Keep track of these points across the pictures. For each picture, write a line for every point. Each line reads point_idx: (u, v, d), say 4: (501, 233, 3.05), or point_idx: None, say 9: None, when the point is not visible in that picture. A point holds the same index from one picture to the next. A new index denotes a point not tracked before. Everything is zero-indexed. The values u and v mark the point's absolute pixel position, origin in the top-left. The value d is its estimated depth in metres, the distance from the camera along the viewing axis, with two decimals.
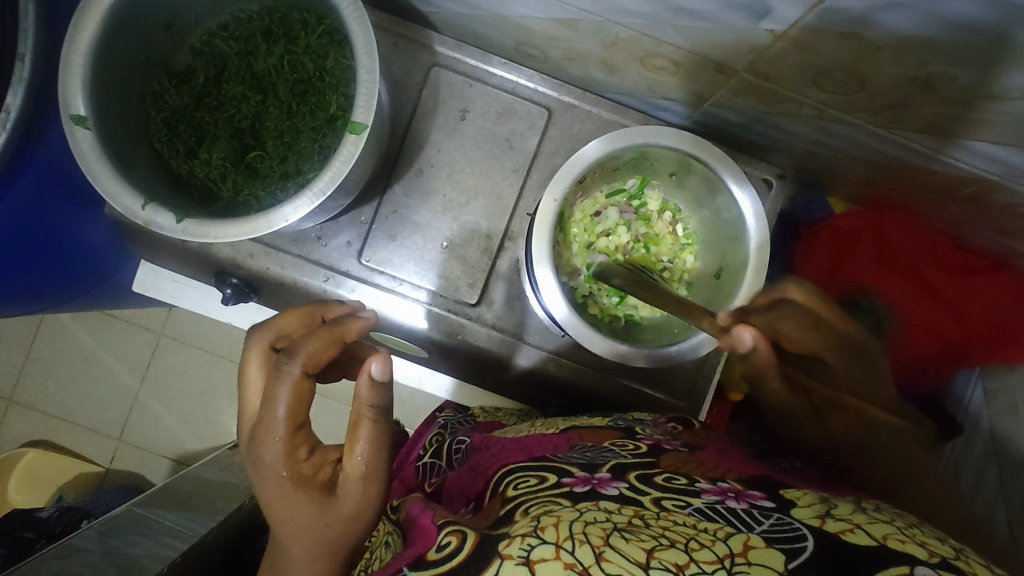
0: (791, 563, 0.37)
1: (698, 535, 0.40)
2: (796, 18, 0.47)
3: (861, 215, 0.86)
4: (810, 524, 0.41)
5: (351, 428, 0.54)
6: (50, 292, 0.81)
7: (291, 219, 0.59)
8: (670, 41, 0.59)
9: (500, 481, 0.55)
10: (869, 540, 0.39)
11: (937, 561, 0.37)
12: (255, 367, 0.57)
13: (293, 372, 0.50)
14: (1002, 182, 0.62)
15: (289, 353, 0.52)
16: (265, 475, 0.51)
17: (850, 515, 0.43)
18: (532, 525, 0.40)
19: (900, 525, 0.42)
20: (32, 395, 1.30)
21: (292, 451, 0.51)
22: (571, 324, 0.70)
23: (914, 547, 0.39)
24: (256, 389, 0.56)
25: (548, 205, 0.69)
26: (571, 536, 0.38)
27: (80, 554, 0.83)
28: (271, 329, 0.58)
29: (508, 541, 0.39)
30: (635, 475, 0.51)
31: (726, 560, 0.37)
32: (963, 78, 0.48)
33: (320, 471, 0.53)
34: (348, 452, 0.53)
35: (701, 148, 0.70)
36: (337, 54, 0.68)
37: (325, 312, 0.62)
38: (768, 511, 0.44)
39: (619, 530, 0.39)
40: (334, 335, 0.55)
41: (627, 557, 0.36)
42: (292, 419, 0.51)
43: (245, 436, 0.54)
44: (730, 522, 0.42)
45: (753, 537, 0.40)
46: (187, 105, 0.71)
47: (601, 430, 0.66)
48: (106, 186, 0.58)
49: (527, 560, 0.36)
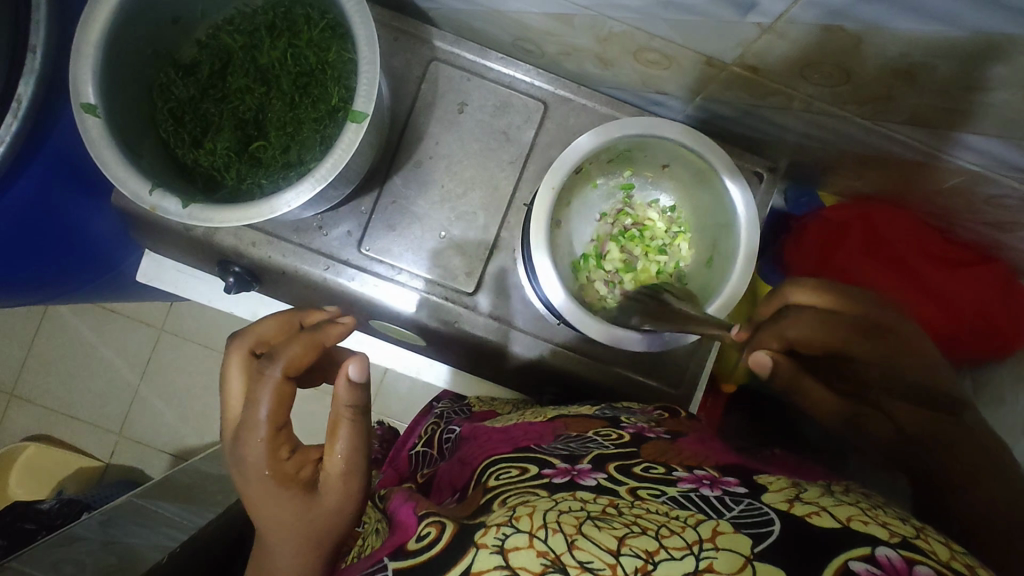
0: (757, 546, 0.38)
1: (669, 522, 0.41)
2: (781, 11, 0.49)
3: (849, 207, 0.89)
4: (779, 508, 0.42)
5: (330, 430, 0.55)
6: (55, 283, 0.83)
7: (293, 204, 0.61)
8: (662, 35, 0.61)
9: (483, 473, 0.57)
10: (834, 523, 0.40)
11: (897, 542, 0.38)
12: (235, 370, 0.57)
13: (275, 374, 0.52)
14: (984, 173, 0.64)
15: (271, 357, 0.53)
16: (248, 475, 0.51)
17: (818, 499, 0.44)
18: (508, 515, 0.42)
19: (864, 508, 0.43)
20: (34, 389, 1.31)
21: (274, 449, 0.52)
22: (567, 309, 0.71)
23: (876, 528, 0.40)
24: (238, 393, 0.57)
25: (545, 193, 0.71)
26: (545, 525, 0.39)
27: (80, 542, 0.84)
28: (250, 335, 0.59)
29: (485, 530, 0.41)
30: (615, 466, 0.52)
31: (695, 545, 0.38)
32: (941, 68, 0.49)
33: (302, 470, 0.54)
34: (328, 451, 0.55)
35: (696, 140, 0.72)
36: (340, 47, 0.70)
37: (304, 318, 0.64)
38: (740, 497, 0.45)
39: (593, 519, 0.41)
40: (316, 339, 0.56)
41: (598, 545, 0.37)
42: (273, 419, 0.51)
43: (227, 440, 0.54)
44: (702, 510, 0.43)
45: (722, 523, 0.41)
46: (192, 96, 0.73)
47: (585, 419, 0.67)
48: (115, 173, 0.60)
49: (501, 549, 0.38)
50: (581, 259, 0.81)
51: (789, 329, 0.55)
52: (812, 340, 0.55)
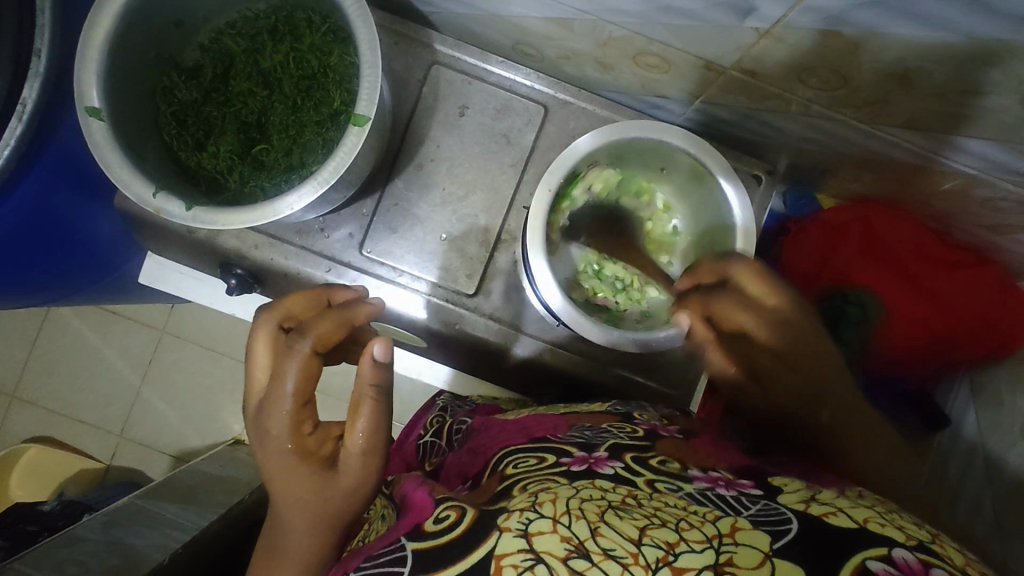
0: (775, 543, 0.38)
1: (688, 517, 0.41)
2: (779, 16, 0.49)
3: (849, 208, 0.88)
4: (796, 508, 0.43)
5: (352, 408, 0.55)
6: (60, 284, 0.84)
7: (295, 208, 0.62)
8: (661, 39, 0.62)
9: (499, 461, 0.57)
10: (851, 523, 0.40)
11: (914, 545, 0.39)
12: (263, 343, 0.58)
13: (304, 350, 0.53)
14: (981, 176, 0.64)
15: (301, 332, 0.54)
16: (270, 447, 0.53)
17: (834, 501, 0.44)
18: (530, 501, 0.42)
19: (880, 511, 0.43)
20: (35, 391, 1.32)
21: (297, 424, 0.53)
22: (565, 313, 0.72)
23: (893, 530, 0.40)
24: (263, 365, 0.57)
25: (542, 195, 0.72)
26: (568, 511, 0.40)
27: (83, 543, 0.84)
28: (280, 309, 0.59)
29: (507, 515, 0.41)
30: (630, 457, 0.53)
31: (715, 540, 0.38)
32: (937, 74, 0.50)
33: (324, 446, 0.55)
34: (350, 429, 0.55)
35: (700, 148, 0.73)
36: (341, 50, 0.71)
37: (332, 295, 0.63)
38: (756, 497, 0.45)
39: (613, 508, 0.41)
40: (343, 318, 0.58)
41: (621, 533, 0.38)
42: (299, 394, 0.53)
43: (251, 412, 0.56)
44: (719, 506, 0.43)
45: (740, 520, 0.41)
46: (195, 99, 0.74)
47: (597, 414, 0.68)
48: (119, 176, 0.61)
49: (525, 533, 0.38)
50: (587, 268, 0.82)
51: (714, 303, 0.65)
52: (734, 319, 0.64)
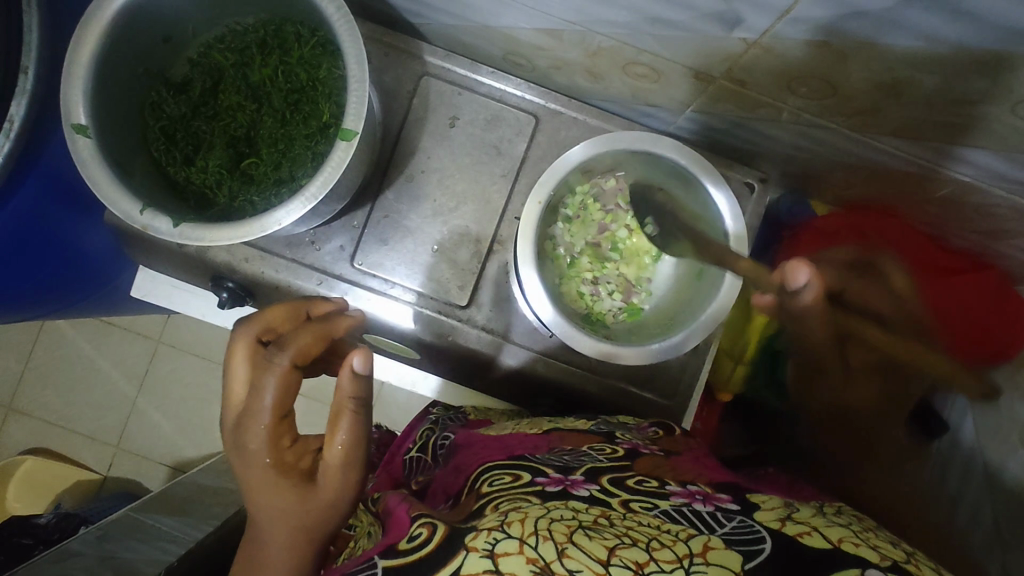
0: (747, 563, 0.38)
1: (660, 536, 0.41)
2: (766, 27, 0.49)
3: (839, 217, 0.87)
4: (771, 526, 0.42)
5: (331, 419, 0.55)
6: (52, 299, 0.83)
7: (284, 223, 0.61)
8: (651, 50, 0.62)
9: (476, 480, 0.57)
10: (825, 543, 0.40)
11: (888, 564, 0.38)
12: (242, 357, 0.56)
13: (281, 363, 0.52)
14: (975, 184, 0.64)
15: (279, 347, 0.54)
16: (249, 461, 0.52)
17: (810, 519, 0.44)
18: (499, 520, 0.42)
19: (855, 529, 0.43)
20: (30, 403, 1.31)
21: (275, 438, 0.52)
22: (558, 325, 0.72)
23: (867, 550, 0.40)
24: (242, 381, 0.55)
25: (533, 207, 0.72)
26: (536, 532, 0.39)
27: (75, 558, 0.84)
28: (258, 322, 0.58)
29: (475, 535, 0.40)
30: (607, 478, 0.52)
31: (686, 559, 0.38)
32: (925, 83, 0.50)
33: (302, 460, 0.54)
34: (328, 441, 0.54)
35: (689, 158, 0.73)
36: (330, 63, 0.70)
37: (309, 308, 0.63)
38: (732, 514, 0.45)
39: (584, 529, 0.41)
40: (324, 331, 0.58)
41: (589, 554, 0.37)
42: (278, 407, 0.52)
43: (227, 431, 0.55)
44: (693, 524, 0.43)
45: (713, 539, 0.41)
46: (184, 114, 0.73)
47: (581, 434, 0.67)
48: (106, 194, 0.60)
49: (492, 554, 0.37)
50: (568, 269, 0.81)
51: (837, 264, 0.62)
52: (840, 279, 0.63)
